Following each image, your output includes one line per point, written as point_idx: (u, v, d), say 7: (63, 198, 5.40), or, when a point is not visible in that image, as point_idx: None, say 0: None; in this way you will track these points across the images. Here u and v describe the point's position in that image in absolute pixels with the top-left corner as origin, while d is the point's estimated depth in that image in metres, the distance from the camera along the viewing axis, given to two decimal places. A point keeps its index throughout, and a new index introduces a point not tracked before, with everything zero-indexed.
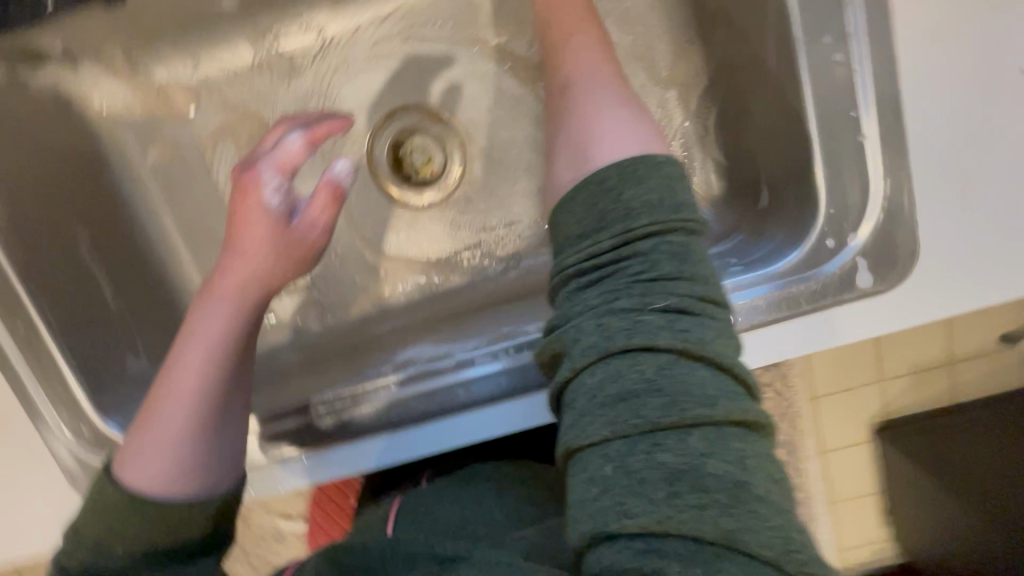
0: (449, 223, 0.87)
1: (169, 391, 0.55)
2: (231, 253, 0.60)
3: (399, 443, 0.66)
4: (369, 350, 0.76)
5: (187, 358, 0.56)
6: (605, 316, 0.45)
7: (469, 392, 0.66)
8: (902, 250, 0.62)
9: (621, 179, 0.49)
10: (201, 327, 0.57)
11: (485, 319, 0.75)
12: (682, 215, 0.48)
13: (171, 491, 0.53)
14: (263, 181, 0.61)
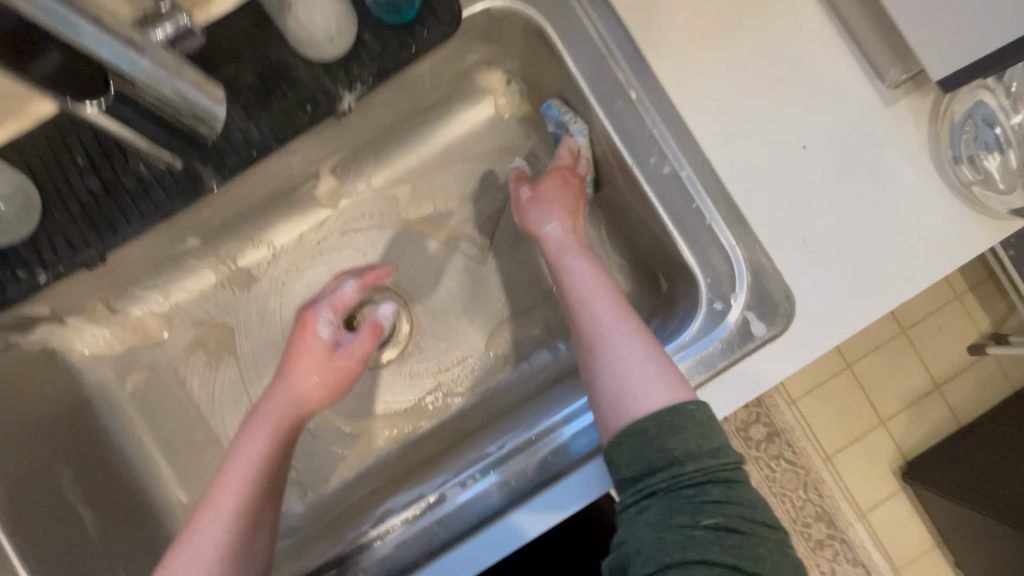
0: (411, 375, 0.76)
1: (209, 502, 0.52)
2: (279, 380, 0.60)
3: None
4: (349, 521, 0.65)
5: (227, 477, 0.53)
6: (679, 532, 0.42)
7: (450, 525, 0.55)
8: (778, 294, 0.56)
9: (658, 429, 0.45)
10: (246, 446, 0.55)
11: (461, 452, 0.65)
12: (723, 464, 0.45)
13: None
14: (315, 316, 0.62)
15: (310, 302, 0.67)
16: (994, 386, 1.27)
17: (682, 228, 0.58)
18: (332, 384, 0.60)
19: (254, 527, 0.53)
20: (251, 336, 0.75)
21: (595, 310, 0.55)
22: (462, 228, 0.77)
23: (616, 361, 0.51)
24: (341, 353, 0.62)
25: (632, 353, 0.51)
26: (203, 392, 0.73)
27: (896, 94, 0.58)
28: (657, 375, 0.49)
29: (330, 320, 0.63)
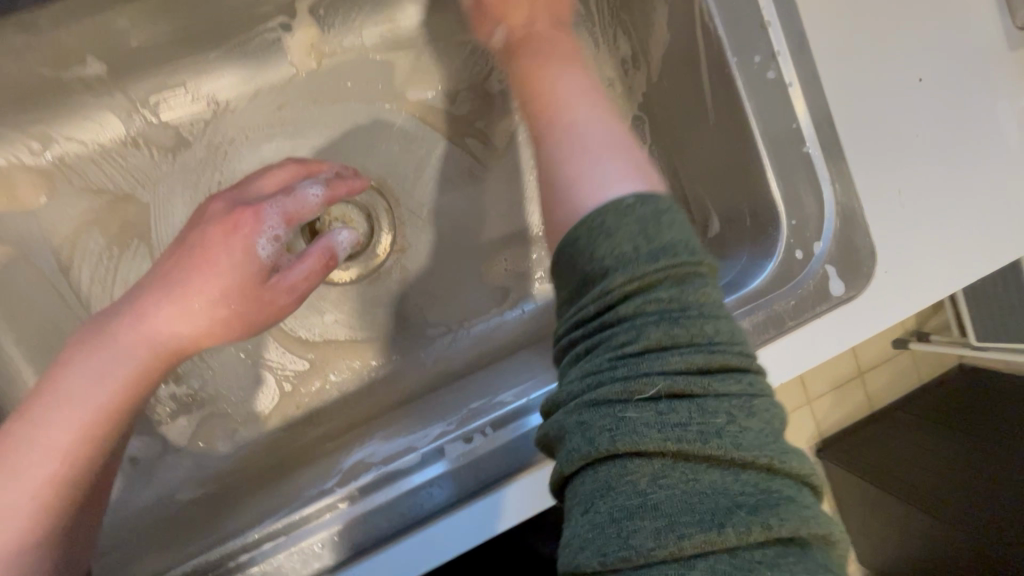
0: (385, 297, 0.61)
1: (14, 456, 0.34)
2: (161, 294, 0.37)
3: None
4: (291, 470, 0.51)
5: (48, 424, 0.34)
6: (603, 410, 0.27)
7: (441, 492, 0.41)
8: (864, 250, 0.46)
9: (588, 234, 0.31)
10: (88, 383, 0.35)
11: (448, 397, 0.51)
12: (669, 261, 0.30)
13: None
14: (255, 219, 0.39)
15: (236, 185, 0.42)
16: None
17: (773, 153, 0.47)
18: (241, 328, 0.39)
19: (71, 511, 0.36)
20: (171, 220, 0.55)
21: (560, 121, 0.39)
22: (471, 123, 0.61)
23: (578, 164, 0.36)
24: (273, 284, 0.39)
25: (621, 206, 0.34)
26: (93, 285, 0.54)
27: (1019, 39, 0.49)
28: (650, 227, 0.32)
29: (276, 233, 0.40)
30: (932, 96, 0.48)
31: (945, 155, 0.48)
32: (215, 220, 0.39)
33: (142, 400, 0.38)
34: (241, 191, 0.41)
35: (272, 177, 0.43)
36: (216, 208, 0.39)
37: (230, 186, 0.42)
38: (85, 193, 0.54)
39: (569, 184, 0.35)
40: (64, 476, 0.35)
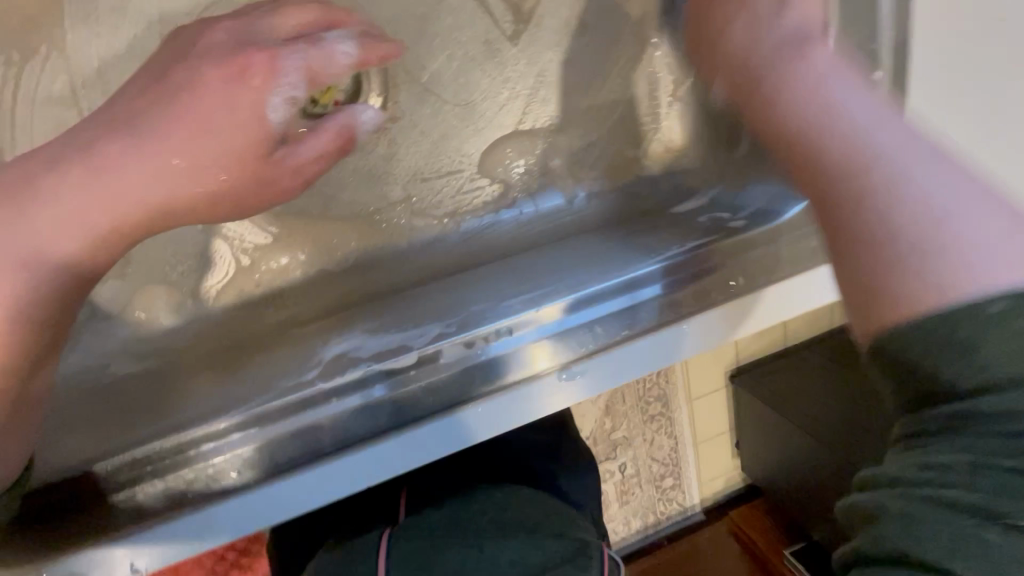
0: (367, 173, 0.53)
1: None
2: (129, 143, 0.30)
3: (335, 474, 0.36)
4: (253, 352, 0.45)
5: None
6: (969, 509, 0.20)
7: (436, 394, 0.38)
8: None
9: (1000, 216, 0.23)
10: (35, 242, 0.29)
11: (440, 294, 0.47)
12: None
13: None
14: (272, 69, 0.33)
15: (246, 19, 0.35)
16: None
17: None
18: (234, 204, 0.33)
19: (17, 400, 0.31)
20: (99, 29, 0.43)
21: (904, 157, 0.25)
22: None
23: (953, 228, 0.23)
24: (277, 157, 0.34)
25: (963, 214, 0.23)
26: None
27: None
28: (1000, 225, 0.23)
29: (293, 92, 0.34)
30: None
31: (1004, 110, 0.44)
32: (210, 58, 0.32)
33: (99, 274, 0.32)
34: (249, 27, 0.35)
35: (284, 20, 0.37)
36: (220, 45, 0.33)
37: (239, 19, 0.35)
38: None
39: (939, 250, 0.23)
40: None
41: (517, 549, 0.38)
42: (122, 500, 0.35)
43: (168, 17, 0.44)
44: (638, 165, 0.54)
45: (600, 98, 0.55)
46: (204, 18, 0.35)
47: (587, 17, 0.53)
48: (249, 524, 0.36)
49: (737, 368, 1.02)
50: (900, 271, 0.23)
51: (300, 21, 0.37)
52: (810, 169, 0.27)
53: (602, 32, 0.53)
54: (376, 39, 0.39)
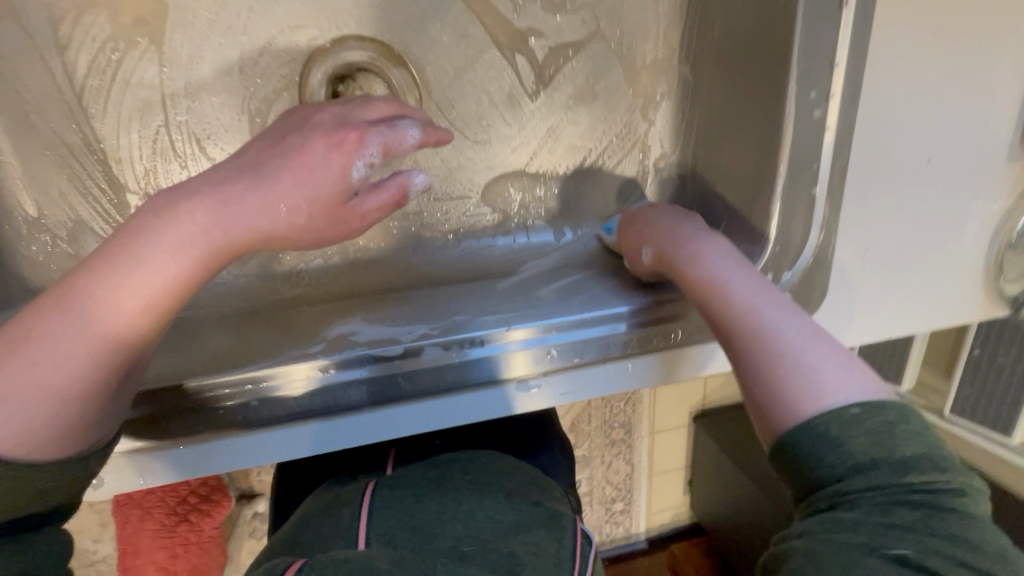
0: None
1: (83, 310, 0.34)
2: (248, 183, 0.37)
3: (336, 430, 0.46)
4: (268, 320, 0.54)
5: (126, 287, 0.34)
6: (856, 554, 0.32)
7: (413, 383, 0.48)
8: (819, 288, 0.53)
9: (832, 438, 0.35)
10: (168, 252, 0.35)
11: (432, 298, 0.55)
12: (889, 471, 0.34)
13: (36, 444, 0.33)
14: (359, 142, 0.40)
15: (336, 107, 0.43)
16: None
17: (787, 186, 0.51)
18: (313, 236, 0.39)
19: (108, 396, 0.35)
20: (189, 33, 0.51)
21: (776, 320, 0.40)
22: (525, 41, 0.59)
23: (796, 360, 0.38)
24: (349, 208, 0.40)
25: (796, 328, 0.39)
26: (88, 75, 0.50)
27: (1019, 155, 0.54)
28: (828, 345, 0.39)
29: (370, 158, 0.41)
30: (925, 180, 0.53)
31: (907, 234, 0.55)
32: (320, 131, 0.40)
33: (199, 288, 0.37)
34: (348, 114, 0.43)
35: (373, 109, 0.44)
36: (319, 125, 0.41)
37: (336, 108, 0.43)
38: None
39: (781, 384, 0.37)
40: (116, 346, 0.34)
41: (492, 509, 0.45)
42: (135, 432, 0.44)
43: (249, 34, 0.53)
44: None
45: (600, 157, 0.63)
46: (317, 103, 0.43)
47: (600, 87, 0.61)
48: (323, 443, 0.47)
49: (701, 410, 1.11)
50: (784, 395, 0.37)
51: (376, 111, 0.45)
52: (729, 344, 0.41)
53: (611, 102, 0.62)
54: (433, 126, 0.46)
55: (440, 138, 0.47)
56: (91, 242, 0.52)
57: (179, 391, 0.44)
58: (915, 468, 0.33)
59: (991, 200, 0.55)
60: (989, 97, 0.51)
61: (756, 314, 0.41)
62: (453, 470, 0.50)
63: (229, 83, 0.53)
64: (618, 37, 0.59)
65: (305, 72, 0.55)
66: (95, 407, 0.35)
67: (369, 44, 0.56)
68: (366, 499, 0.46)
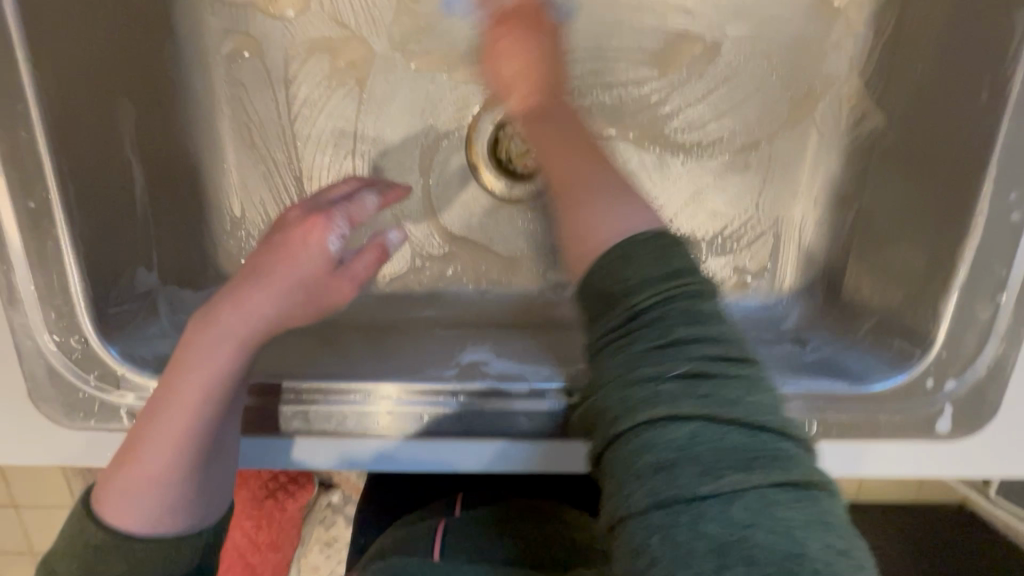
0: (530, 226, 0.64)
1: (155, 425, 0.40)
2: (254, 282, 0.42)
3: (479, 451, 0.49)
4: (403, 335, 0.58)
5: (182, 393, 0.40)
6: (646, 387, 0.34)
7: (534, 424, 0.49)
8: (987, 407, 0.48)
9: (646, 253, 0.37)
10: (220, 352, 0.41)
11: (557, 340, 0.57)
12: (675, 280, 0.36)
13: (159, 525, 0.41)
14: (327, 223, 0.43)
15: (309, 199, 0.46)
16: None
17: (967, 287, 0.46)
18: (322, 306, 0.43)
19: (200, 476, 0.41)
20: (390, 78, 0.59)
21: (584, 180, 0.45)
22: (685, 106, 0.59)
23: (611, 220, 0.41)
24: (338, 276, 0.43)
25: (619, 213, 0.42)
26: (301, 104, 0.59)
27: None
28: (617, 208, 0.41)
29: (342, 231, 0.44)
30: None
31: None
32: (294, 219, 0.44)
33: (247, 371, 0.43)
34: (314, 199, 0.46)
35: (338, 186, 0.48)
36: (292, 216, 0.45)
37: (307, 200, 0.47)
38: (330, 17, 0.57)
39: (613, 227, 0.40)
40: (182, 440, 0.40)
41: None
42: (285, 423, 0.48)
43: (436, 82, 0.60)
44: (751, 289, 0.62)
45: (743, 226, 0.61)
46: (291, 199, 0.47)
47: (754, 157, 0.60)
48: (455, 464, 0.50)
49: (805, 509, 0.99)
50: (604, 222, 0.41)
51: (340, 189, 0.48)
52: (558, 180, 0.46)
53: (765, 172, 0.60)
54: (390, 189, 0.48)
55: (396, 197, 0.49)
56: None
57: (322, 395, 0.49)
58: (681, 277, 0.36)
59: None
60: None
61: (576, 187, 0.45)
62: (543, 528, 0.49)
63: (410, 122, 0.60)
64: (783, 110, 0.58)
65: (474, 117, 0.61)
66: (197, 485, 0.42)
67: None
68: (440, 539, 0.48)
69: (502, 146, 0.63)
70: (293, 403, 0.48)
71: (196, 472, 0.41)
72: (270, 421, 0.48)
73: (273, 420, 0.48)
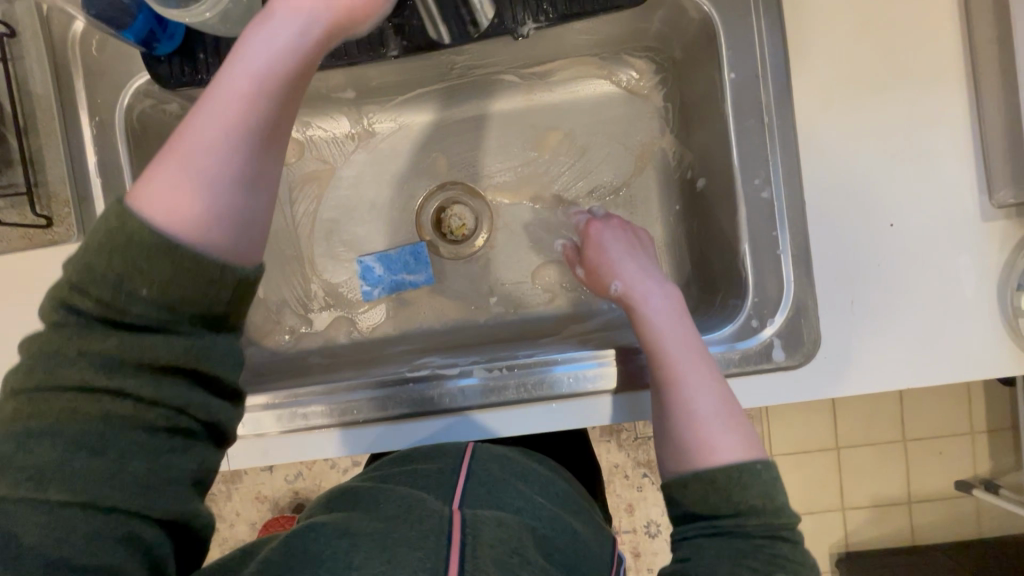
0: (472, 275, 0.86)
1: (184, 138, 0.40)
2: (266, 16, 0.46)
3: (429, 425, 0.69)
4: (381, 362, 0.78)
5: (210, 110, 0.41)
6: (727, 566, 0.47)
7: (468, 399, 0.68)
8: (807, 336, 0.63)
9: (727, 477, 0.51)
10: (275, 40, 0.44)
11: (491, 349, 0.77)
12: (785, 522, 0.50)
13: (212, 237, 0.39)
14: None
15: None
16: (953, 532, 1.35)
17: (752, 249, 0.65)
18: None
19: (247, 163, 0.41)
20: (359, 190, 0.86)
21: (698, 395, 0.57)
22: (562, 174, 0.84)
23: (703, 432, 0.55)
24: None
25: (709, 401, 0.56)
26: (303, 217, 0.86)
27: (997, 214, 0.62)
28: (730, 413, 0.56)
29: None
30: (892, 247, 0.63)
31: (888, 291, 0.63)
32: None
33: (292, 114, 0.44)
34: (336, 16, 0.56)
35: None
36: None
37: None
38: (318, 159, 0.86)
39: (703, 440, 0.54)
40: (225, 135, 0.40)
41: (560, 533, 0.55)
42: (290, 420, 0.69)
43: (392, 188, 0.87)
44: None
45: None
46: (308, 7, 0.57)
47: (621, 199, 0.82)
48: (414, 439, 0.69)
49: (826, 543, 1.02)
50: (685, 434, 0.56)
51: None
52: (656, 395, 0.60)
53: (632, 208, 0.82)
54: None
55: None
56: (290, 314, 0.85)
57: (320, 395, 0.70)
58: (780, 518, 0.50)
59: (967, 265, 0.62)
60: (932, 183, 0.62)
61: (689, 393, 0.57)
62: (536, 488, 0.60)
63: (377, 217, 0.87)
64: (632, 164, 0.82)
65: (420, 205, 0.87)
66: (254, 156, 0.41)
67: (463, 185, 0.87)
68: (464, 462, 0.59)
69: (444, 223, 0.87)
70: (305, 404, 0.70)
71: (236, 179, 0.40)
72: (283, 421, 0.69)
73: (285, 420, 0.69)
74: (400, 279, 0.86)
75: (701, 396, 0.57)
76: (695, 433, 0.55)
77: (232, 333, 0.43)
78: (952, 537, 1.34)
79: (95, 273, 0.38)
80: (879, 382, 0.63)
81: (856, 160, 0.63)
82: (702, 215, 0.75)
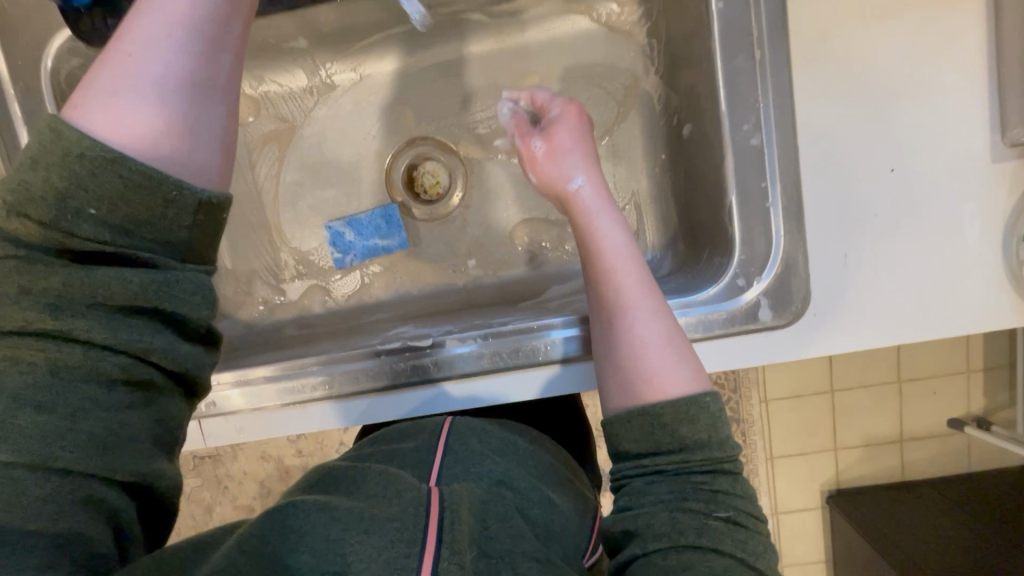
0: (446, 237, 0.82)
1: (126, 49, 0.36)
2: None
3: (403, 398, 0.66)
4: (354, 332, 0.76)
5: (153, 18, 0.36)
6: (670, 516, 0.47)
7: (442, 369, 0.65)
8: (795, 294, 0.60)
9: (672, 413, 0.49)
10: None
11: (467, 315, 0.74)
12: (730, 462, 0.50)
13: (160, 151, 0.35)
14: None
15: None
16: (946, 469, 1.36)
17: (741, 203, 0.60)
18: None
19: (198, 72, 0.37)
20: (322, 150, 0.81)
21: (643, 322, 0.54)
22: None
23: (649, 363, 0.52)
24: None
25: (655, 329, 0.54)
26: (265, 182, 0.81)
27: (1008, 153, 0.56)
28: (673, 344, 0.53)
29: None
30: (891, 193, 0.58)
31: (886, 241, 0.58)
32: None
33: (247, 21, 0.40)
34: None
35: None
36: None
37: None
38: (275, 117, 0.80)
39: (649, 374, 0.52)
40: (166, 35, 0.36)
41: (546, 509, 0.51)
42: (260, 398, 0.67)
43: (357, 145, 0.81)
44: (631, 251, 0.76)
45: None
46: None
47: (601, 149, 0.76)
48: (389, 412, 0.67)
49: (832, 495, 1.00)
50: (626, 364, 0.53)
51: None
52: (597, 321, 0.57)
53: (614, 158, 0.76)
54: None
55: None
56: (259, 284, 0.82)
57: (290, 372, 0.67)
58: (721, 450, 0.50)
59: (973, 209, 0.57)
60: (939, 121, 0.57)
61: (634, 319, 0.54)
62: (523, 457, 0.56)
63: (344, 178, 0.81)
64: (613, 109, 0.75)
65: (389, 163, 0.81)
66: (199, 65, 0.37)
67: (434, 140, 0.81)
68: (442, 436, 0.55)
69: (416, 181, 0.82)
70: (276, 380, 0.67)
71: (184, 86, 0.36)
72: (255, 397, 0.67)
73: (256, 397, 0.67)
74: (372, 244, 0.82)
75: (646, 324, 0.54)
76: (639, 364, 0.53)
77: (201, 266, 0.39)
78: (945, 473, 1.36)
79: (32, 194, 0.33)
80: (873, 338, 0.60)
81: (855, 100, 0.57)
82: (688, 164, 0.69)
